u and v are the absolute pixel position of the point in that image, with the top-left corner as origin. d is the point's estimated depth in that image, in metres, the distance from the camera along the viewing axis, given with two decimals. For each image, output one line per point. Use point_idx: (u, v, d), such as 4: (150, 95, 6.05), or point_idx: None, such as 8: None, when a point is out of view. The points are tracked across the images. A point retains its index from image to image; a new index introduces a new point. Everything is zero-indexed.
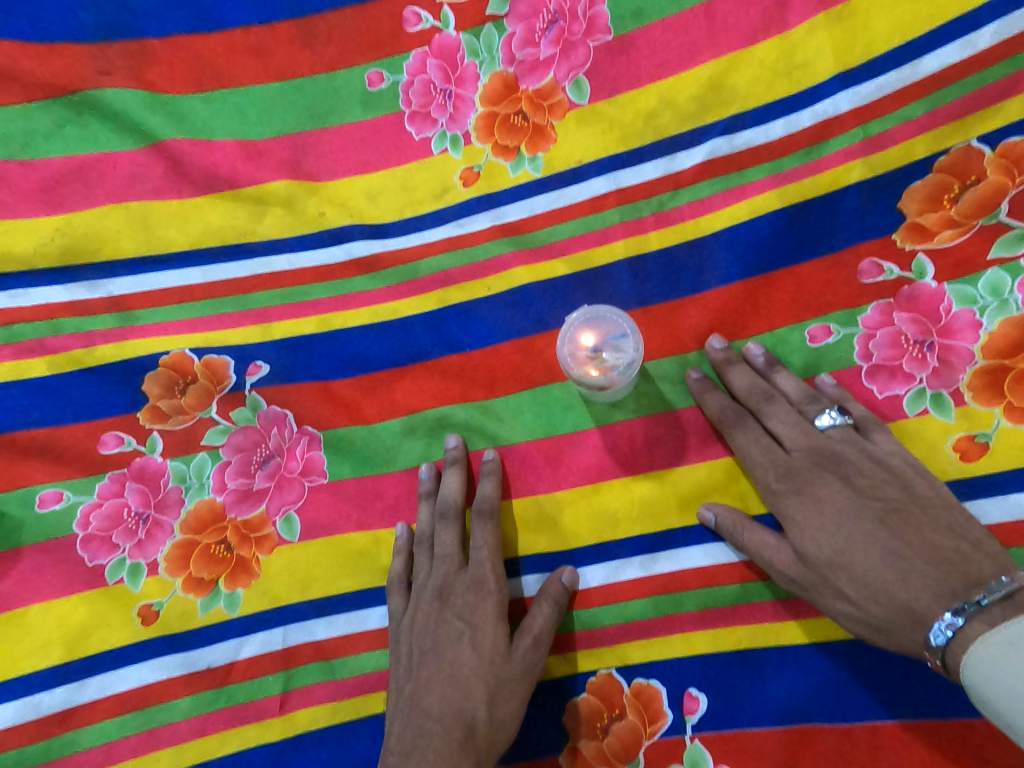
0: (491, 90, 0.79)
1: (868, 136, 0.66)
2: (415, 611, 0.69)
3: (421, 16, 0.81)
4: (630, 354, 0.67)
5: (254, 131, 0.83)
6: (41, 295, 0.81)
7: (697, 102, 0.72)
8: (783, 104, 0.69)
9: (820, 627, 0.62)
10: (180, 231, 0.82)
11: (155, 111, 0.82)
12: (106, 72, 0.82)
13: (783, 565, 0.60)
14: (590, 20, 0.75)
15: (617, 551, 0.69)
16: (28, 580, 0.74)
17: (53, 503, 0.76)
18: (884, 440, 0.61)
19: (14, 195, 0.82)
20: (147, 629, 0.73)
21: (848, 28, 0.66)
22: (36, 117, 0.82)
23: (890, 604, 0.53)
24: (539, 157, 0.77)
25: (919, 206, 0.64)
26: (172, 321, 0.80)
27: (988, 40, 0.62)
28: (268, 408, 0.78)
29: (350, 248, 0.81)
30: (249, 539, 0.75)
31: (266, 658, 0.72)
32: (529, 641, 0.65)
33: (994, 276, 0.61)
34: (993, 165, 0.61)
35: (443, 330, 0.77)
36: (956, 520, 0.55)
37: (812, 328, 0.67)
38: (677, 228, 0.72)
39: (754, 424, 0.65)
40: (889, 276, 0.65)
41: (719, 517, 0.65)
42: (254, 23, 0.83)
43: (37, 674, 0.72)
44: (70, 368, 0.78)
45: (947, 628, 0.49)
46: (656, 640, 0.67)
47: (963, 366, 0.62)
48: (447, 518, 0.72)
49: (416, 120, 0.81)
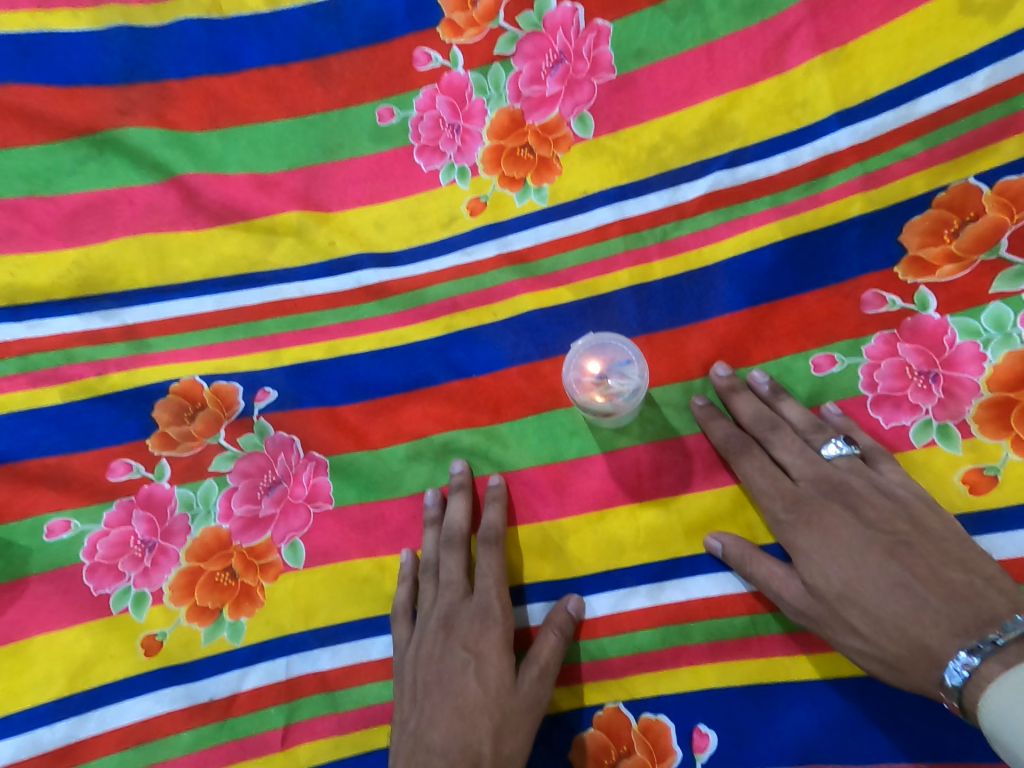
0: (499, 124, 0.81)
1: (866, 172, 0.67)
2: (420, 641, 0.68)
3: (431, 55, 0.84)
4: (635, 380, 0.68)
5: (268, 165, 0.86)
6: (57, 325, 0.83)
7: (698, 137, 0.74)
8: (782, 140, 0.71)
9: (832, 663, 0.61)
10: (194, 262, 0.84)
11: (174, 147, 0.85)
12: (128, 111, 0.86)
13: (792, 597, 0.60)
14: (594, 59, 0.78)
15: (624, 580, 0.69)
16: (33, 610, 0.74)
17: (60, 532, 0.76)
18: (891, 471, 0.61)
19: (34, 229, 0.84)
20: (150, 660, 0.72)
21: (845, 70, 0.69)
22: (59, 155, 0.85)
23: (902, 641, 0.53)
24: (545, 188, 0.79)
25: (919, 240, 0.65)
26: (184, 348, 0.81)
27: (982, 83, 0.63)
28: (275, 433, 0.78)
29: (359, 276, 0.83)
30: (254, 566, 0.74)
31: (269, 690, 0.71)
32: (535, 673, 0.64)
33: (996, 310, 0.62)
34: (991, 202, 0.63)
35: (450, 356, 0.78)
36: (968, 555, 0.55)
37: (816, 357, 0.68)
38: (681, 257, 0.73)
39: (760, 452, 0.65)
40: (892, 307, 0.65)
41: (727, 546, 0.65)
42: (270, 63, 0.86)
43: (38, 708, 0.71)
44: (82, 396, 0.80)
45: (962, 668, 0.48)
46: (665, 673, 0.66)
47: (969, 398, 0.62)
48: (453, 544, 0.72)
49: (425, 153, 0.83)
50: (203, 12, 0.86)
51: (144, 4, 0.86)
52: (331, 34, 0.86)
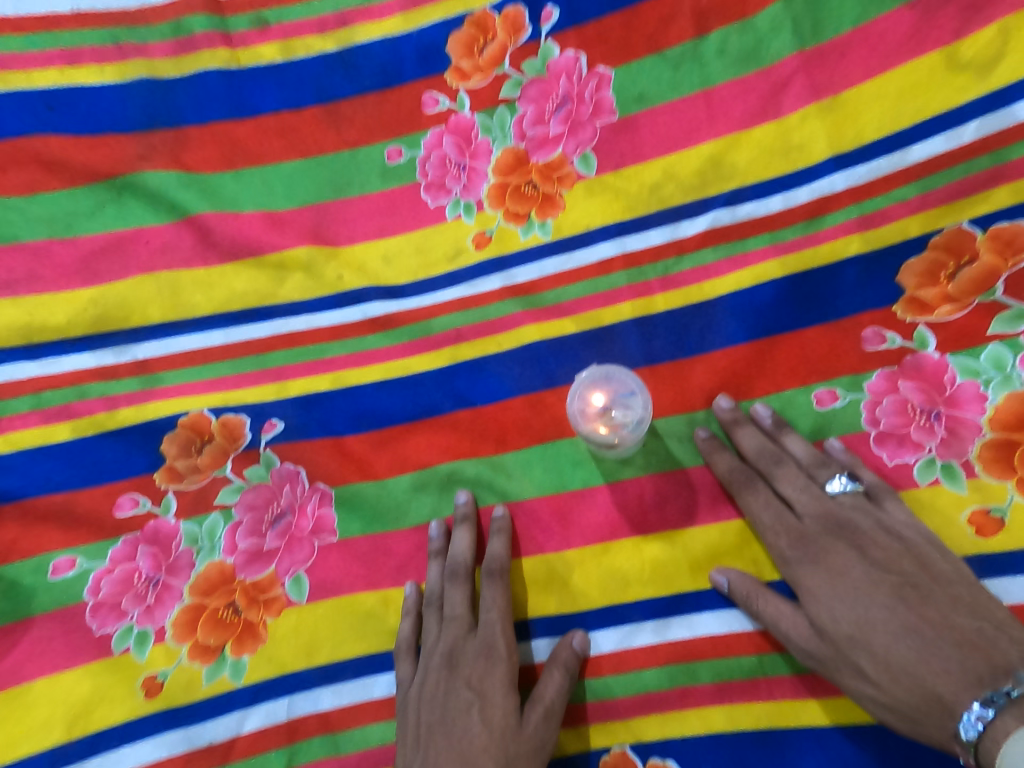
0: (503, 162, 0.84)
1: (863, 214, 0.69)
2: (423, 680, 0.67)
3: (439, 99, 0.87)
4: (638, 411, 0.69)
5: (280, 203, 0.88)
6: (70, 363, 0.84)
7: (698, 177, 0.76)
8: (780, 181, 0.73)
9: (842, 707, 0.60)
10: (205, 298, 0.86)
11: (189, 189, 0.88)
12: (147, 157, 0.89)
13: (800, 638, 0.59)
14: (596, 103, 0.81)
15: (629, 615, 0.68)
16: (36, 650, 0.74)
17: (65, 571, 0.76)
18: (896, 509, 0.61)
19: (52, 271, 0.86)
20: (150, 703, 0.71)
21: (838, 117, 0.71)
22: (79, 200, 0.88)
23: (915, 688, 0.52)
24: (549, 223, 0.81)
25: (917, 281, 0.66)
26: (193, 381, 0.83)
27: (972, 134, 0.66)
28: (281, 465, 0.79)
29: (366, 308, 0.84)
30: (257, 601, 0.74)
31: (270, 732, 0.70)
32: (540, 713, 0.63)
33: (996, 350, 0.63)
34: (985, 246, 0.64)
35: (454, 386, 0.79)
36: (977, 599, 0.55)
37: (818, 392, 0.68)
38: (683, 291, 0.75)
39: (764, 487, 0.65)
40: (891, 345, 0.66)
41: (733, 581, 0.64)
42: (285, 108, 0.90)
43: (36, 754, 0.70)
44: (93, 431, 0.81)
45: (978, 720, 0.47)
46: (672, 715, 0.65)
47: (971, 437, 0.62)
48: (457, 578, 0.72)
49: (432, 189, 0.86)
50: (222, 63, 0.91)
51: (166, 57, 0.91)
52: (343, 81, 0.89)
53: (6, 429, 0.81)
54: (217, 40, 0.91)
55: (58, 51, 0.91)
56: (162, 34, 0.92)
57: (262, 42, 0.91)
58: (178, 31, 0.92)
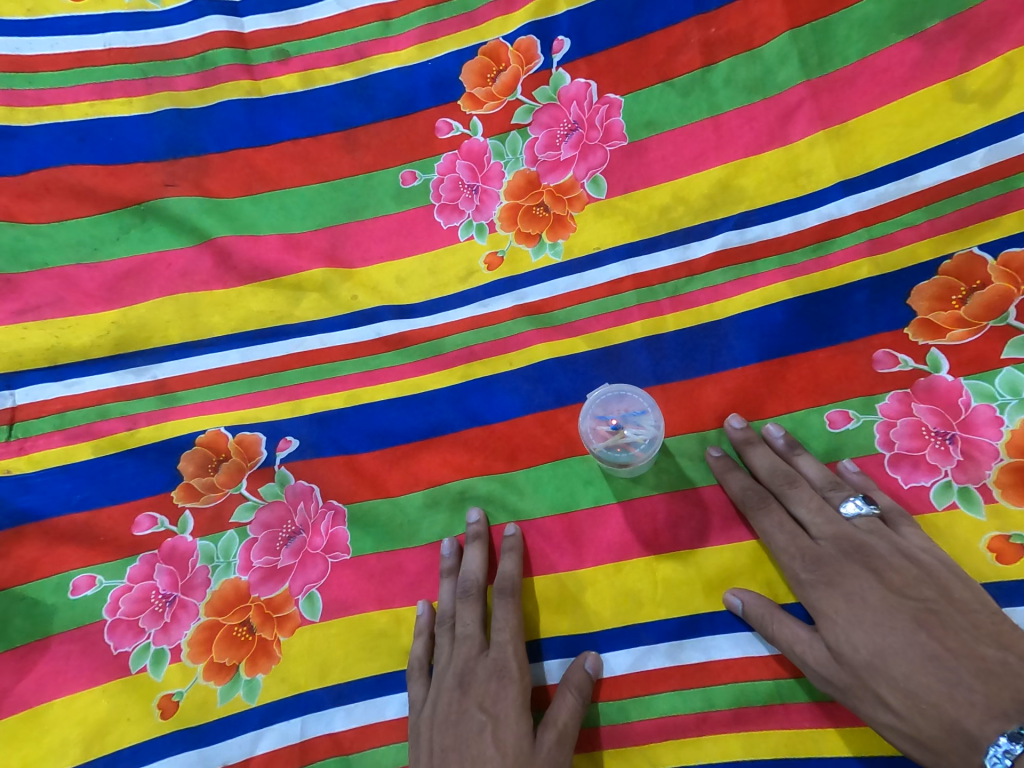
0: (516, 185, 0.85)
1: (872, 237, 0.70)
2: (436, 700, 0.67)
3: (452, 125, 0.90)
4: (650, 430, 0.68)
5: (297, 226, 0.91)
6: (91, 383, 0.86)
7: (708, 200, 0.77)
8: (789, 205, 0.74)
9: (862, 737, 0.60)
10: (223, 319, 0.88)
11: (211, 214, 0.91)
12: (170, 183, 0.92)
13: (817, 663, 0.58)
14: (606, 128, 0.83)
15: (643, 637, 0.68)
16: (53, 668, 0.74)
17: (84, 589, 0.77)
18: (912, 534, 0.61)
19: (78, 294, 0.89)
20: (165, 722, 0.72)
21: (846, 143, 0.72)
22: (105, 225, 0.91)
23: (937, 719, 0.51)
24: (560, 244, 0.82)
25: (928, 304, 0.67)
26: (210, 401, 0.84)
27: (980, 161, 0.66)
28: (296, 483, 0.80)
29: (380, 327, 0.85)
30: (271, 620, 0.74)
31: (283, 753, 0.70)
32: (554, 737, 0.62)
33: (1010, 375, 0.63)
34: (996, 272, 0.65)
35: (467, 404, 0.80)
36: (1000, 629, 0.54)
37: (831, 413, 0.68)
38: (693, 312, 0.75)
39: (778, 507, 0.65)
40: (904, 367, 0.66)
41: (747, 603, 0.64)
42: (303, 135, 0.93)
43: None
44: (113, 451, 0.82)
45: (1005, 755, 0.46)
46: (688, 741, 0.64)
47: (988, 462, 0.62)
48: (469, 596, 0.71)
49: (445, 212, 0.88)
50: (243, 94, 0.94)
51: (190, 89, 0.95)
52: (360, 110, 0.92)
53: (30, 449, 0.83)
54: (239, 72, 0.95)
55: (89, 86, 0.95)
56: (187, 67, 0.96)
57: (282, 72, 0.95)
58: (203, 64, 0.96)
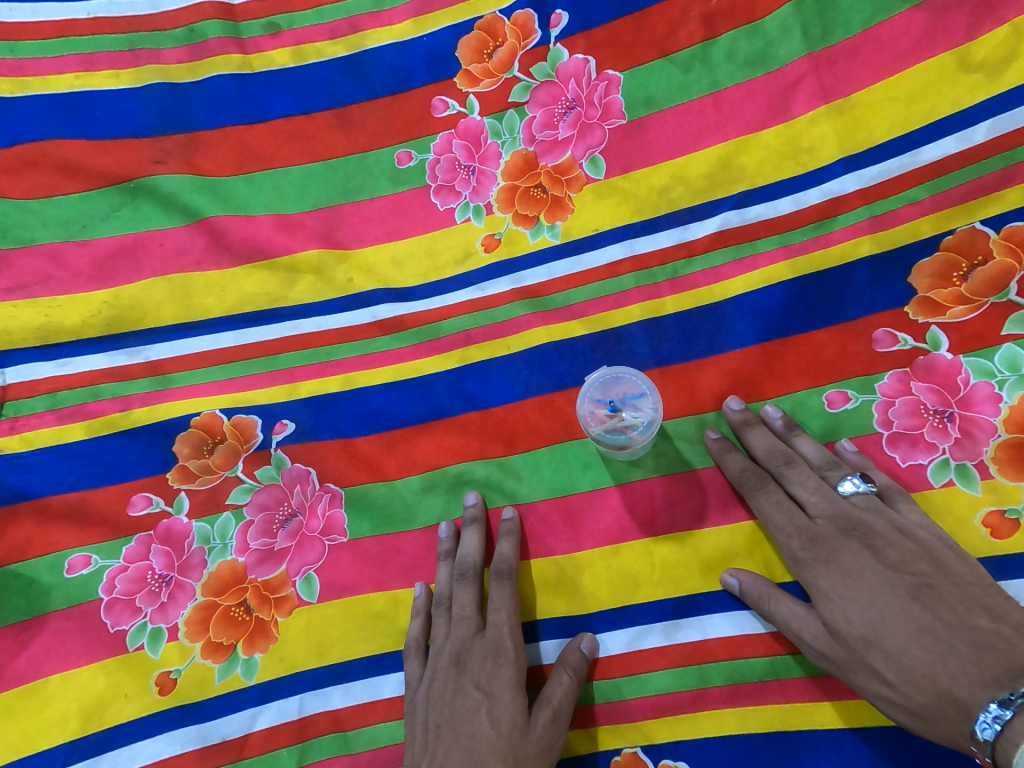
0: (513, 166, 0.84)
1: (873, 215, 0.69)
2: (432, 679, 0.67)
3: (448, 103, 0.88)
4: (648, 413, 0.67)
5: (291, 206, 0.89)
6: (83, 363, 0.85)
7: (707, 179, 0.76)
8: (790, 183, 0.73)
9: (856, 711, 0.60)
10: (217, 300, 0.87)
11: (203, 193, 0.89)
12: (161, 161, 0.90)
13: (813, 639, 0.59)
14: (605, 106, 0.81)
15: (639, 617, 0.68)
16: (50, 647, 0.74)
17: (80, 568, 0.77)
18: (909, 510, 0.61)
19: (68, 273, 0.88)
20: (163, 699, 0.72)
21: (848, 120, 0.71)
22: (95, 203, 0.89)
23: (930, 689, 0.51)
24: (558, 225, 0.81)
25: (929, 282, 0.66)
26: (204, 382, 0.83)
27: (984, 135, 0.66)
28: (292, 466, 0.79)
29: (375, 310, 0.85)
30: (269, 601, 0.74)
31: (281, 730, 0.70)
32: (548, 715, 0.63)
33: (1009, 351, 0.63)
34: (998, 247, 0.64)
35: (464, 388, 0.79)
36: (994, 601, 0.54)
37: (830, 393, 0.68)
38: (692, 293, 0.75)
39: (776, 487, 0.65)
40: (904, 346, 0.66)
41: (744, 583, 0.65)
42: (296, 113, 0.91)
43: (51, 750, 0.71)
44: (106, 431, 0.82)
45: (994, 721, 0.46)
46: (684, 717, 0.64)
47: (985, 438, 0.62)
48: (466, 578, 0.71)
49: (441, 193, 0.86)
50: (234, 69, 0.92)
51: (179, 63, 0.93)
52: (354, 86, 0.91)
53: (22, 429, 0.82)
54: (230, 45, 0.93)
55: (75, 57, 0.93)
56: (176, 39, 0.94)
57: (273, 47, 0.93)
58: (192, 36, 0.94)
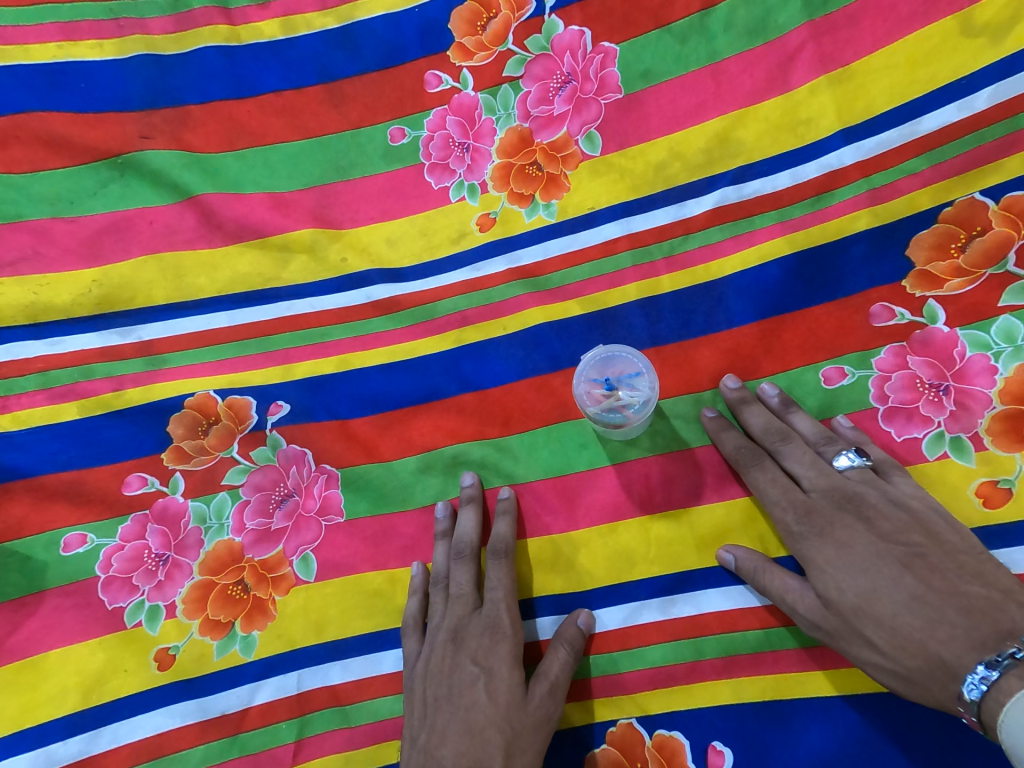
0: (508, 143, 0.83)
1: (872, 188, 0.68)
2: (430, 654, 0.68)
3: (442, 78, 0.86)
4: (645, 392, 0.66)
5: (283, 184, 0.88)
6: (74, 342, 0.84)
7: (705, 154, 0.75)
8: (788, 157, 0.72)
9: (849, 679, 0.61)
10: (209, 279, 0.86)
11: (192, 169, 0.88)
12: (148, 136, 0.89)
13: (806, 610, 0.59)
14: (601, 80, 0.80)
15: (635, 593, 0.68)
16: (49, 624, 0.75)
17: (76, 547, 0.77)
18: (904, 483, 0.61)
19: (56, 250, 0.86)
20: (163, 675, 0.72)
21: (848, 90, 0.70)
22: (82, 179, 0.88)
23: (919, 654, 0.52)
24: (553, 204, 0.80)
25: (927, 254, 0.66)
26: (197, 363, 0.83)
27: (985, 102, 0.65)
28: (288, 447, 0.79)
29: (370, 291, 0.84)
30: (266, 579, 0.75)
31: (280, 704, 0.71)
32: (546, 688, 0.64)
33: (1006, 323, 0.63)
34: (996, 217, 0.64)
35: (459, 368, 0.79)
36: (985, 568, 0.55)
37: (826, 370, 0.68)
38: (689, 272, 0.74)
39: (771, 463, 0.65)
40: (901, 320, 0.66)
41: (740, 558, 0.65)
42: (286, 87, 0.89)
43: (51, 724, 0.71)
44: (99, 411, 0.81)
45: (981, 682, 0.48)
46: (679, 689, 0.65)
47: (981, 411, 0.62)
48: (463, 557, 0.71)
49: (436, 171, 0.85)
50: (221, 40, 0.90)
51: (165, 33, 0.91)
52: (345, 60, 0.89)
53: (13, 408, 0.82)
54: (217, 16, 0.91)
55: (57, 25, 0.91)
56: (160, 9, 0.91)
57: (262, 18, 0.91)
58: (177, 6, 0.91)
